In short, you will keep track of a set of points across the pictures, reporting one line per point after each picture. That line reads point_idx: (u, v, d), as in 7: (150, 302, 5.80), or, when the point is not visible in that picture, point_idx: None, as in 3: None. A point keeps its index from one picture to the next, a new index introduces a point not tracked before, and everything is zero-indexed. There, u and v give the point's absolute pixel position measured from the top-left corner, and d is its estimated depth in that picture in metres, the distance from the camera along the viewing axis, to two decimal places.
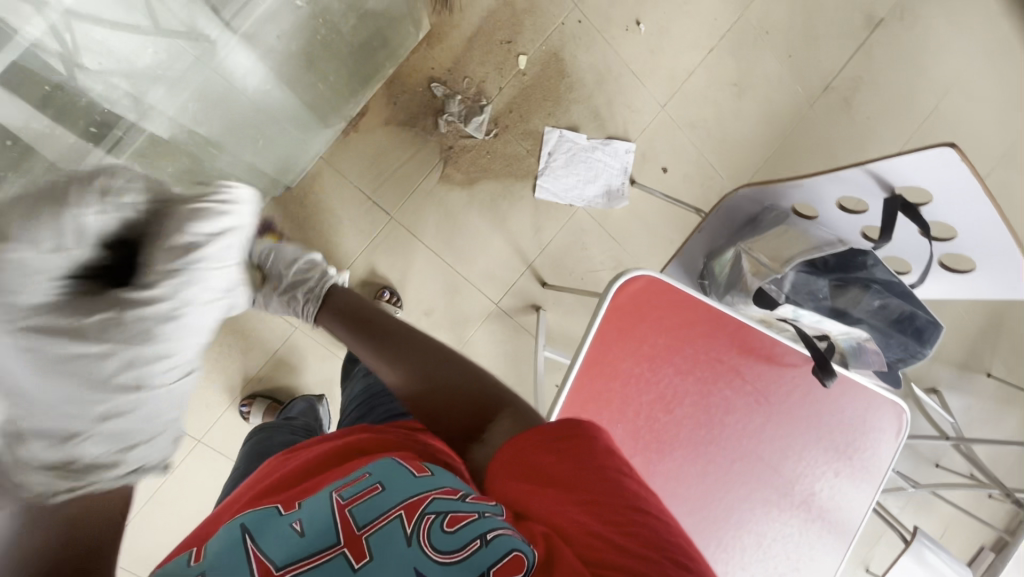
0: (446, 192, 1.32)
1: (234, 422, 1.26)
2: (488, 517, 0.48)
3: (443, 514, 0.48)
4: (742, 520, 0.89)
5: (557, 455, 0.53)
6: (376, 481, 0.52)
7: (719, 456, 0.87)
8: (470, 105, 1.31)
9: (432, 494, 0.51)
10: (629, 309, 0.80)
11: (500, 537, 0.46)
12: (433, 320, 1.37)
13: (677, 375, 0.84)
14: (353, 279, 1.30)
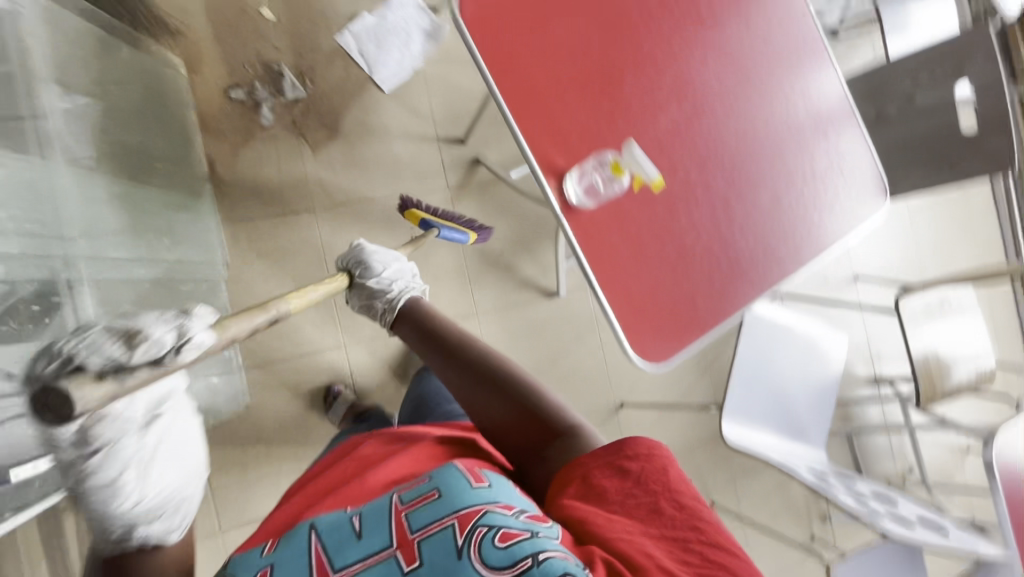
0: (330, 154, 1.37)
1: None
2: (539, 537, 0.60)
3: (495, 527, 0.61)
4: (719, 74, 0.97)
5: (632, 484, 0.68)
6: (432, 491, 0.68)
7: (657, 51, 0.93)
8: (273, 79, 1.33)
9: (486, 509, 0.64)
10: (485, 23, 0.84)
11: (549, 558, 0.57)
12: (422, 244, 1.44)
13: (569, 29, 0.88)
14: None
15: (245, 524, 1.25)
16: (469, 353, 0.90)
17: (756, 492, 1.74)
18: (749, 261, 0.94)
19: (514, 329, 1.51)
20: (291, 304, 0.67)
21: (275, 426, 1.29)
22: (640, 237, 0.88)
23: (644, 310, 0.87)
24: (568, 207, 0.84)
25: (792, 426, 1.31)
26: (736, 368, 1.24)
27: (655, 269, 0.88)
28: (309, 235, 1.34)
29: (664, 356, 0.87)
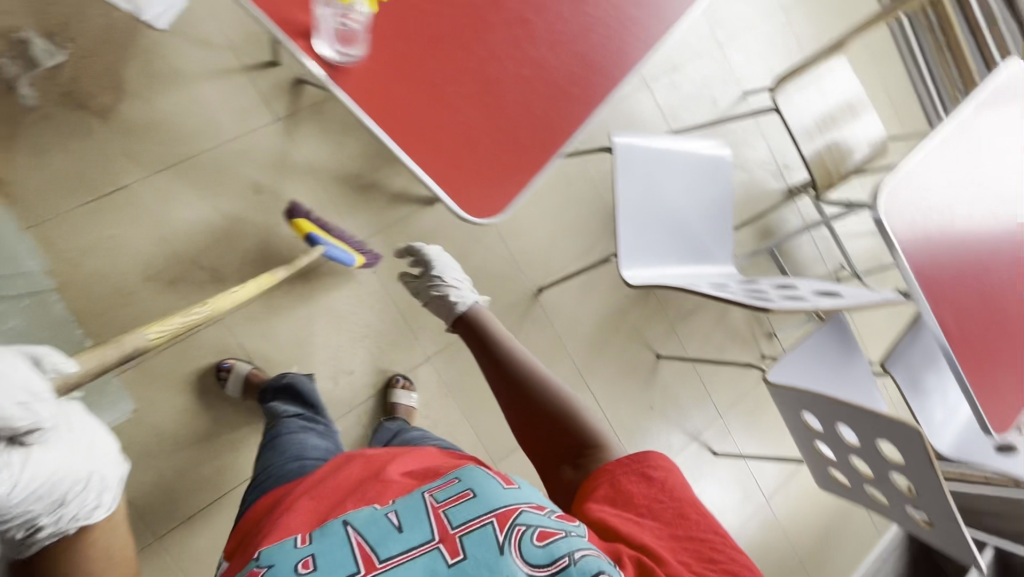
0: (124, 119, 1.20)
1: None
2: (573, 536, 0.62)
3: (533, 527, 0.63)
4: None
5: (654, 485, 0.72)
6: (465, 488, 0.68)
7: None
8: (19, 49, 1.12)
9: (520, 508, 0.65)
10: None
11: (586, 557, 0.60)
12: (271, 188, 1.31)
13: None
14: (191, 246, 1.23)
15: (183, 524, 1.19)
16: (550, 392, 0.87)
17: (700, 333, 1.75)
18: (565, 72, 0.85)
19: (403, 248, 1.41)
20: (151, 335, 0.81)
21: (177, 422, 1.20)
22: (433, 81, 0.78)
23: (464, 161, 0.78)
24: (331, 66, 0.73)
25: (689, 247, 1.29)
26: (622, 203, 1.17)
27: (464, 113, 0.78)
28: (137, 215, 1.20)
29: (503, 204, 0.79)
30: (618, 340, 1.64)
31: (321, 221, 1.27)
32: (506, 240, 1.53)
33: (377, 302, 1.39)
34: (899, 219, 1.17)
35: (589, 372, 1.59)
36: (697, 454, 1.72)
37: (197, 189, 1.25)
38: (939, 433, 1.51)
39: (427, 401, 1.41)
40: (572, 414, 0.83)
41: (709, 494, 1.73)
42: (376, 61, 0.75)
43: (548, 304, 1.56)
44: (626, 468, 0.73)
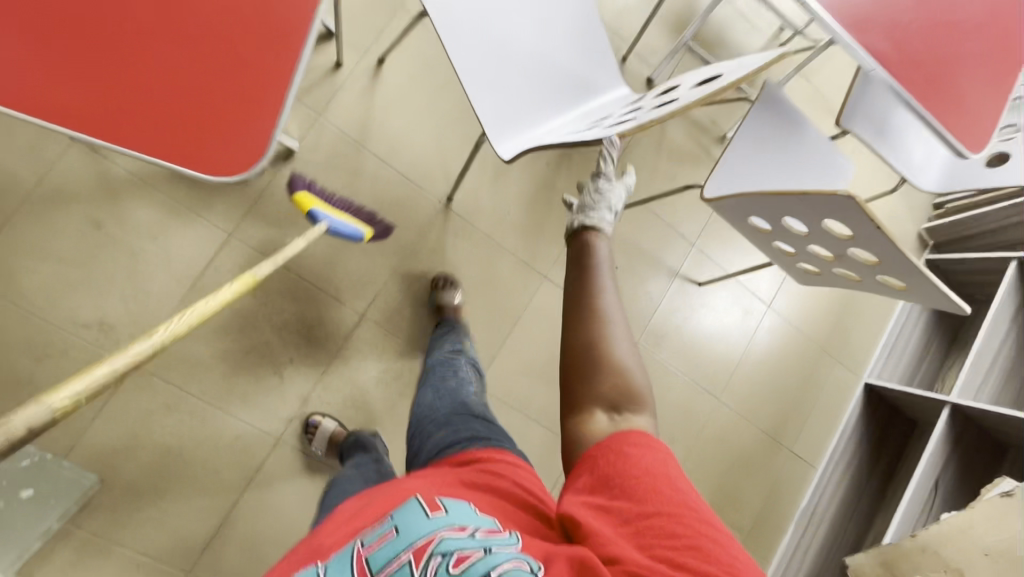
0: None
1: (253, 407, 1.26)
2: (493, 553, 0.51)
3: (449, 554, 0.51)
4: None
5: (631, 469, 0.57)
6: (391, 525, 0.56)
7: None
8: None
9: (440, 535, 0.53)
10: None
11: (505, 571, 0.49)
12: (107, 217, 1.17)
13: None
14: (56, 313, 1.13)
15: (204, 555, 1.22)
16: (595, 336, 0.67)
17: (643, 168, 1.57)
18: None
19: (282, 217, 1.27)
20: (66, 399, 0.53)
21: (148, 474, 1.20)
22: (111, 48, 0.66)
23: (179, 119, 0.67)
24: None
25: (562, 86, 1.10)
26: (458, 59, 0.96)
27: (154, 70, 0.67)
28: None
29: (252, 149, 0.69)
30: (555, 214, 1.49)
31: (323, 195, 1.18)
32: (389, 160, 1.35)
33: (283, 282, 1.28)
34: None
35: (537, 259, 1.47)
36: (681, 291, 1.63)
37: (33, 250, 1.12)
38: (919, 170, 1.34)
39: (381, 355, 1.35)
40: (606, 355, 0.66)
41: (706, 323, 1.67)
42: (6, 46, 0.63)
43: (464, 208, 1.41)
44: (608, 449, 0.60)
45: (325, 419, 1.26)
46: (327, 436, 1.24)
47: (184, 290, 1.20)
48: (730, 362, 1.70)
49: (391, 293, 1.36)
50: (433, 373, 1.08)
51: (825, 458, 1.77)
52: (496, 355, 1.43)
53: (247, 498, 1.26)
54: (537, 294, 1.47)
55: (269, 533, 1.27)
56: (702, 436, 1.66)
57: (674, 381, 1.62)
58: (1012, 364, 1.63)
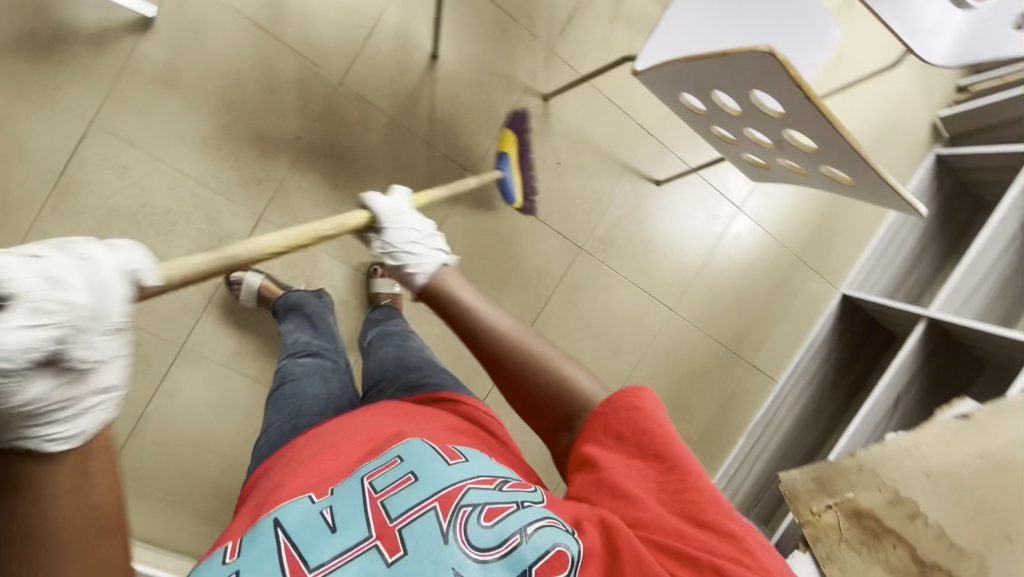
0: None
1: (151, 313, 1.19)
2: (525, 509, 0.50)
3: (479, 506, 0.49)
4: None
5: (630, 439, 0.55)
6: (408, 470, 0.52)
7: None
8: None
9: (466, 486, 0.51)
10: None
11: (540, 529, 0.47)
12: None
13: None
14: None
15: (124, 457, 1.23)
16: (523, 374, 0.68)
17: (592, 38, 1.31)
18: None
19: (149, 101, 1.10)
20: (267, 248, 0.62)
21: None
22: None
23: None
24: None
25: None
26: None
27: None
28: None
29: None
30: (484, 99, 1.27)
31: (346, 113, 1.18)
32: (275, 32, 1.13)
33: (161, 179, 1.13)
34: None
35: (462, 152, 1.28)
36: (636, 191, 1.44)
37: None
38: (928, 38, 1.08)
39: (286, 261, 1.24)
40: (552, 367, 0.68)
41: (667, 230, 1.49)
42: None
43: (372, 91, 1.20)
44: (603, 413, 0.59)
45: (250, 274, 1.19)
46: (252, 292, 1.19)
47: (47, 187, 1.08)
48: (690, 270, 1.54)
49: (291, 194, 1.20)
50: (381, 346, 1.01)
51: (787, 371, 1.66)
52: (417, 262, 1.31)
53: (155, 404, 1.23)
54: (464, 193, 1.30)
55: (183, 438, 1.25)
56: (650, 348, 1.56)
57: (623, 290, 1.49)
58: (1009, 277, 1.44)
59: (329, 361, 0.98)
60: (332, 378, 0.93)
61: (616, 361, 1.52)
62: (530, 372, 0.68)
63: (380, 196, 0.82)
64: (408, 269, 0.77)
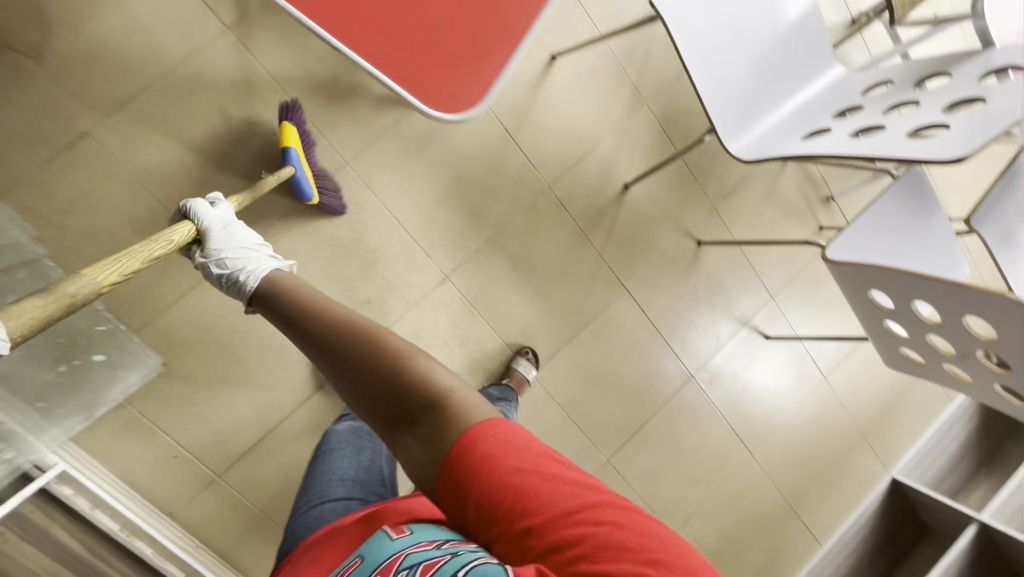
0: (57, 55, 1.04)
1: None
2: (460, 557, 0.47)
3: (414, 567, 0.47)
4: None
5: (500, 470, 0.49)
6: (357, 554, 0.53)
7: None
8: None
9: (406, 552, 0.49)
10: None
11: (474, 570, 0.44)
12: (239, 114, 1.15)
13: None
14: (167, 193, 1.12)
15: (240, 464, 1.24)
16: (355, 362, 0.58)
17: (747, 207, 1.55)
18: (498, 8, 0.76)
19: (398, 159, 1.26)
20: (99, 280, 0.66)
21: (207, 371, 1.20)
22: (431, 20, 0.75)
23: (409, 41, 0.74)
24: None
25: (786, 70, 1.06)
26: (699, 35, 0.98)
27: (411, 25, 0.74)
28: (99, 161, 1.08)
29: (477, 94, 0.76)
30: (653, 231, 1.47)
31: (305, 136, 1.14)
32: (515, 134, 1.33)
33: (381, 224, 1.27)
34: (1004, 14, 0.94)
35: (623, 269, 1.46)
36: (747, 340, 1.61)
37: (159, 126, 1.10)
38: None
39: (453, 320, 1.34)
40: (375, 348, 0.57)
41: (762, 381, 1.65)
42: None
43: (571, 200, 1.39)
44: (470, 444, 0.50)
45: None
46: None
47: (289, 205, 1.20)
48: (772, 419, 1.68)
49: (479, 264, 1.34)
50: None
51: (832, 539, 1.74)
52: (556, 352, 1.43)
53: (290, 421, 1.26)
54: (613, 303, 1.46)
55: (299, 460, 1.27)
56: (723, 484, 1.65)
57: (715, 423, 1.61)
58: None
59: (371, 423, 0.99)
60: (378, 452, 0.94)
61: (692, 489, 1.61)
62: (363, 358, 0.57)
63: (210, 210, 0.88)
64: (241, 275, 0.80)
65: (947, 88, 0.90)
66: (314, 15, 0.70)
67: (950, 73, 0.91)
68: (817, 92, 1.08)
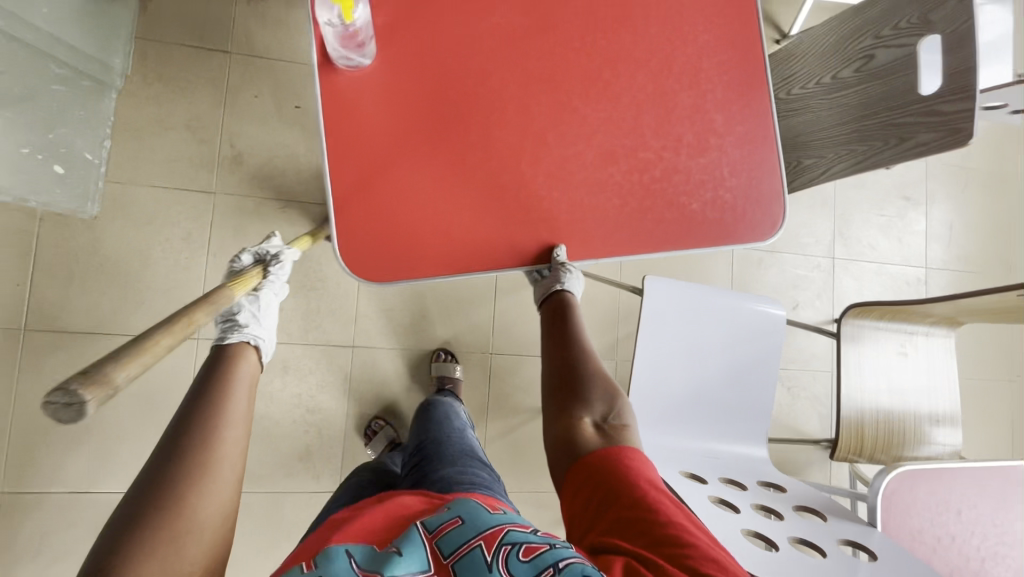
0: (263, 4, 1.33)
1: None
2: (559, 548, 0.54)
3: (519, 544, 0.54)
4: (590, 131, 0.80)
5: (631, 470, 0.64)
6: (454, 515, 0.57)
7: (445, 120, 0.78)
8: None
9: (505, 528, 0.56)
10: (359, 101, 0.77)
11: (570, 563, 0.52)
12: None
13: (421, 142, 0.78)
14: (233, 127, 1.31)
15: (51, 334, 1.21)
16: (574, 347, 0.79)
17: None
18: (456, 240, 0.79)
19: None
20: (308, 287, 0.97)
21: (117, 250, 1.25)
22: (405, 197, 0.78)
23: (374, 200, 0.77)
24: (332, 61, 0.77)
25: (711, 418, 1.09)
26: (654, 334, 1.05)
27: (387, 183, 0.77)
28: (220, 75, 1.31)
29: (369, 273, 0.78)
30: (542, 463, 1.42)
31: None
32: (499, 295, 1.42)
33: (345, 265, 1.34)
34: (910, 500, 0.87)
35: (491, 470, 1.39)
36: None
37: (274, 88, 1.33)
38: None
39: (323, 382, 1.32)
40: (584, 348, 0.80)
41: None
42: (393, 54, 0.77)
43: (499, 378, 1.41)
44: (616, 450, 0.66)
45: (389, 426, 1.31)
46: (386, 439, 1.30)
47: (297, 199, 1.33)
48: None
49: (384, 359, 1.36)
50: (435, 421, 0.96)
51: None
52: None
53: (124, 340, 1.24)
54: None
55: None
56: None
57: None
58: None
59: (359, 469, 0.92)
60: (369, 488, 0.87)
61: None
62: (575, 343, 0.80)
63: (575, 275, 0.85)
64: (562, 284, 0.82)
65: (815, 523, 0.86)
66: (330, 116, 0.76)
67: (826, 515, 0.88)
68: (724, 455, 1.09)
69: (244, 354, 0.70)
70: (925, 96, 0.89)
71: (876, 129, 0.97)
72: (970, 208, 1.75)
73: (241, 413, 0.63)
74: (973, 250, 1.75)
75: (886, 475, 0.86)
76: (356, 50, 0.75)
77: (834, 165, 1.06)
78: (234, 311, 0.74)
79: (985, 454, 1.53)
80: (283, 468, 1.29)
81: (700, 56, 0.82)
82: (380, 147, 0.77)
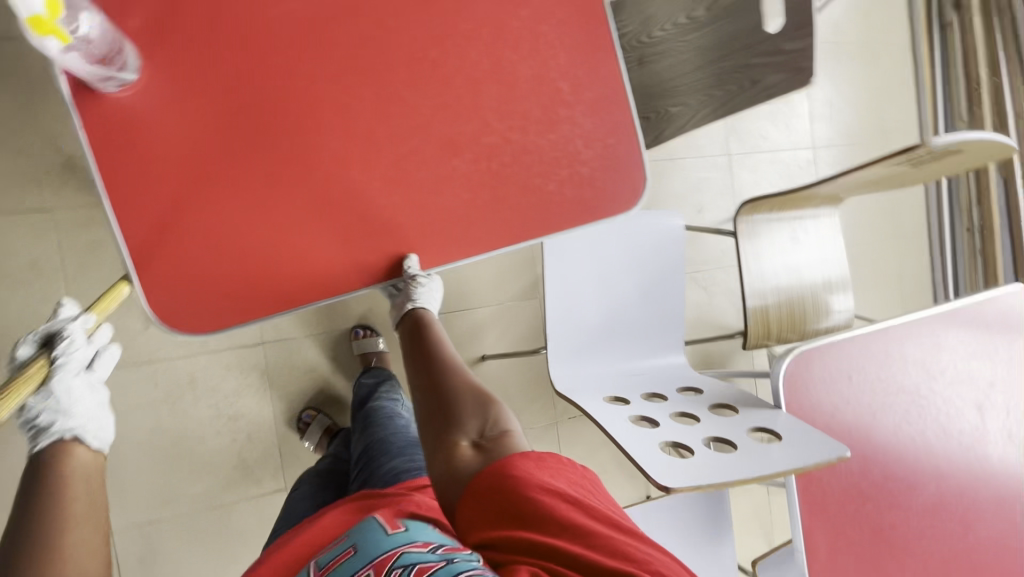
0: None
1: None
2: (455, 561, 0.49)
3: (410, 566, 0.50)
4: (421, 123, 0.75)
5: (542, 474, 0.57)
6: (349, 544, 0.56)
7: (248, 138, 0.70)
8: None
9: (400, 549, 0.53)
10: (138, 133, 0.67)
11: (461, 576, 0.46)
12: None
13: (226, 166, 0.70)
14: (55, 130, 1.12)
15: None
16: (442, 358, 0.73)
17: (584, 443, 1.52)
18: (292, 266, 0.74)
19: None
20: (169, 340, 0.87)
21: None
22: (221, 232, 0.71)
23: (185, 239, 0.70)
24: (92, 86, 0.65)
25: (627, 342, 1.13)
26: (561, 274, 1.04)
27: (195, 220, 0.70)
28: (18, 70, 1.09)
29: (201, 323, 0.72)
30: None
31: None
32: None
33: None
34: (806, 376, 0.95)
35: None
36: None
37: None
38: None
39: (240, 387, 1.25)
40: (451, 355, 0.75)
41: None
42: (164, 70, 0.67)
43: None
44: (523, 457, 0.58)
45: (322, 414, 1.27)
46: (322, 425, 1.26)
47: None
48: None
49: (301, 350, 1.30)
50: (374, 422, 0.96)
51: None
52: None
53: None
54: None
55: None
56: None
57: None
58: None
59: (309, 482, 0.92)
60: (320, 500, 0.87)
61: None
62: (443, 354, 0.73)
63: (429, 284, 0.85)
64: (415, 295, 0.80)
65: (728, 421, 0.92)
66: (106, 155, 0.67)
67: (739, 410, 0.94)
68: (644, 371, 1.14)
69: (79, 449, 0.62)
70: (770, 36, 0.94)
71: (731, 73, 1.02)
72: (848, 85, 1.82)
73: (92, 510, 0.57)
74: (854, 126, 1.84)
75: (786, 362, 0.92)
76: (112, 68, 0.65)
77: (698, 112, 1.10)
78: (34, 419, 0.61)
79: (880, 311, 1.69)
80: (218, 482, 1.23)
81: (542, 8, 0.77)
82: (178, 181, 0.69)
